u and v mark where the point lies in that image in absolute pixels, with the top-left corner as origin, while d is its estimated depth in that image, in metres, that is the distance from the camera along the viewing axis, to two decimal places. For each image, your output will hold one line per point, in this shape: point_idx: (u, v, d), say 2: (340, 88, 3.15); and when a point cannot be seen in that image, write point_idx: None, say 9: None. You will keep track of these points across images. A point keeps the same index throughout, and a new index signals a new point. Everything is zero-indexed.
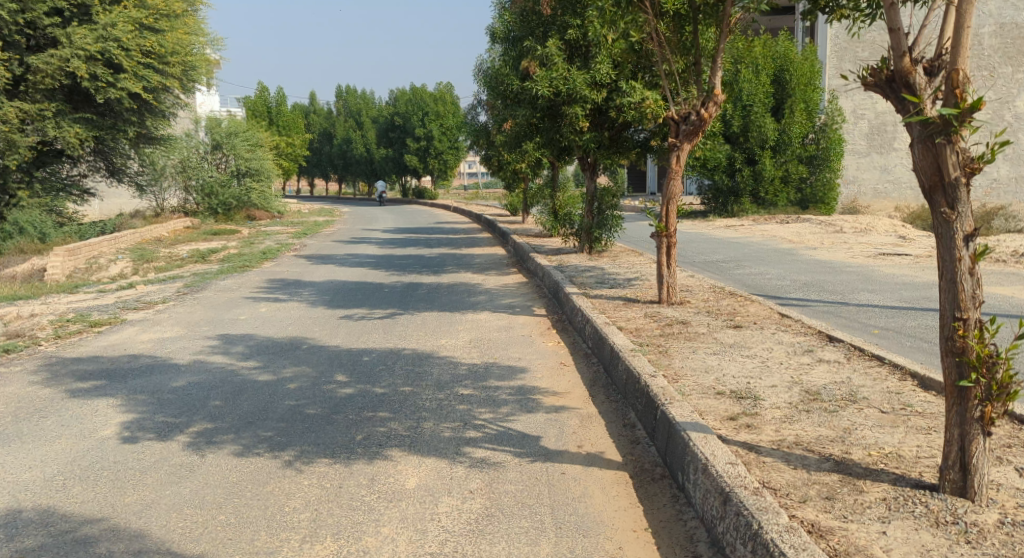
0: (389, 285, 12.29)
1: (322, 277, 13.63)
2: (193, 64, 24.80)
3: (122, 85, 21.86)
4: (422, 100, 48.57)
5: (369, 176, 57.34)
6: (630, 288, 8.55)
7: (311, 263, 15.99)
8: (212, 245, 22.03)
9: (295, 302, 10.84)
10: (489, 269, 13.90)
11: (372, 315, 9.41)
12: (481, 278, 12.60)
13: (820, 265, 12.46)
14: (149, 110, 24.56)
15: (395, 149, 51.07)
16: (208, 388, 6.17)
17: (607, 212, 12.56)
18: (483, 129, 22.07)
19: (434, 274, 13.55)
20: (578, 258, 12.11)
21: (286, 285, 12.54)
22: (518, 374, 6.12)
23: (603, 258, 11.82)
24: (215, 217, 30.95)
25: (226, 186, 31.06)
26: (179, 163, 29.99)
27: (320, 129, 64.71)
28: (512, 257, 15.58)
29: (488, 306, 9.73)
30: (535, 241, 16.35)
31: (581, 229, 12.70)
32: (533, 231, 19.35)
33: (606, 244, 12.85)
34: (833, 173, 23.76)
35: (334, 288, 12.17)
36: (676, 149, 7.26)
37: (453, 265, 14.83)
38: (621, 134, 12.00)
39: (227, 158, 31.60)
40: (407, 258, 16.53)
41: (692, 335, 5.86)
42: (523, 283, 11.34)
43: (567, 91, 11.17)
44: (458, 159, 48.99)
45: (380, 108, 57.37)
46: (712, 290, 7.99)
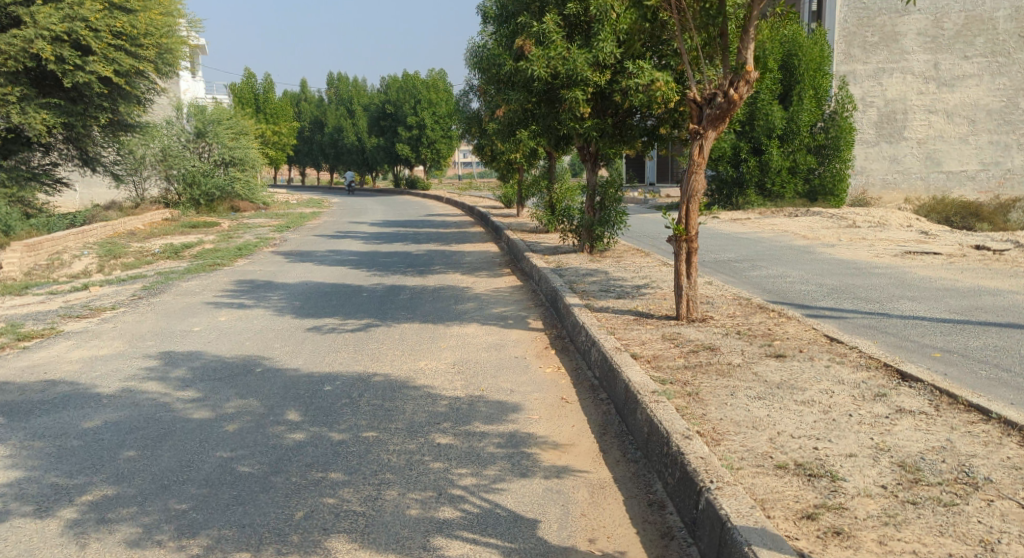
0: (368, 289, 11.13)
1: (297, 277, 12.49)
2: (168, 47, 23.54)
3: (91, 67, 20.63)
4: (414, 87, 47.27)
5: (361, 166, 56.12)
6: (641, 298, 7.37)
7: (289, 261, 14.84)
8: (187, 239, 20.82)
9: (260, 309, 9.68)
10: (480, 269, 12.73)
11: (343, 327, 8.24)
12: (470, 280, 11.43)
13: (844, 265, 11.27)
14: (123, 95, 23.23)
15: (387, 138, 49.81)
16: (125, 431, 5.01)
17: (610, 208, 11.43)
18: (476, 116, 20.91)
19: (420, 275, 12.38)
20: (579, 259, 10.94)
21: (255, 288, 11.37)
22: (509, 415, 4.94)
23: (606, 259, 10.65)
24: (197, 209, 29.73)
25: (209, 176, 29.85)
26: (160, 151, 28.59)
27: (311, 118, 63.35)
28: (506, 256, 14.40)
29: (475, 316, 8.57)
30: (531, 237, 15.22)
31: (582, 226, 11.51)
32: (528, 225, 18.20)
33: (608, 243, 11.66)
34: (843, 163, 22.64)
35: (307, 291, 11.02)
36: (699, 137, 6.07)
37: (441, 264, 13.68)
38: (626, 122, 10.83)
39: (209, 147, 30.34)
40: (392, 255, 15.38)
41: (724, 369, 4.67)
42: (516, 288, 10.17)
43: (566, 73, 9.98)
44: (451, 148, 47.74)
45: (372, 96, 56.08)
46: (737, 302, 6.81)
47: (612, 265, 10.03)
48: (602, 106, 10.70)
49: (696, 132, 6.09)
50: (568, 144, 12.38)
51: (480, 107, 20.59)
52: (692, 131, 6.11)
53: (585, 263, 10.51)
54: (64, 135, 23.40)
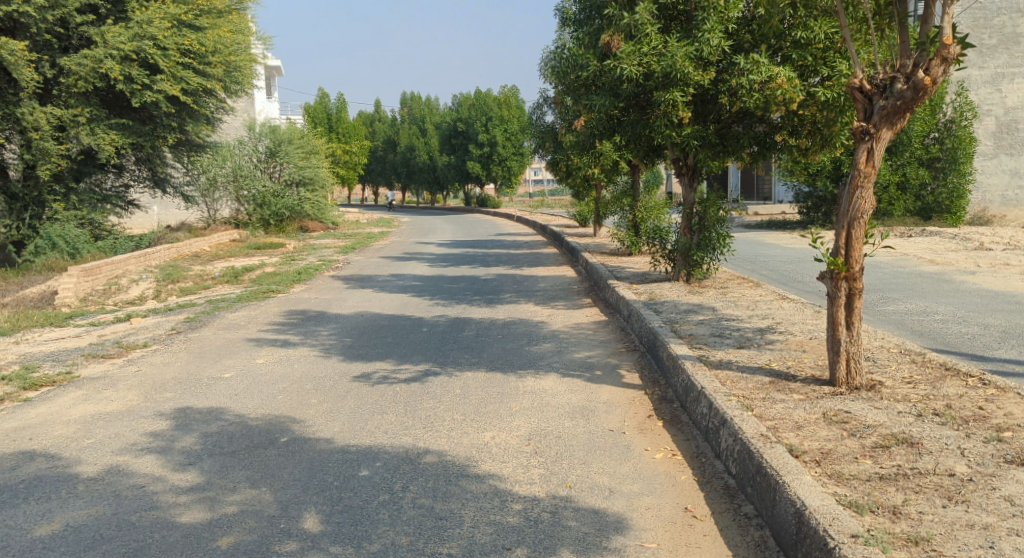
0: (429, 323, 9.77)
1: (354, 308, 11.21)
2: (237, 64, 22.71)
3: (159, 87, 19.81)
4: (486, 104, 46.31)
5: (432, 185, 55.36)
6: (770, 349, 5.77)
7: (349, 288, 13.61)
8: (250, 262, 19.87)
9: (305, 348, 8.37)
10: (557, 299, 11.23)
11: (395, 376, 6.84)
12: (547, 314, 9.94)
13: (998, 301, 9.38)
14: (191, 114, 22.43)
15: (458, 156, 48.81)
16: (86, 544, 3.66)
17: (712, 231, 9.73)
18: (552, 130, 19.55)
19: (490, 306, 10.94)
20: (675, 289, 9.34)
21: (305, 322, 10.10)
22: (612, 540, 3.43)
23: (707, 290, 9.05)
24: (266, 229, 29.09)
25: (280, 196, 29.21)
26: (231, 171, 28.24)
27: (384, 138, 62.94)
28: (585, 282, 12.85)
29: (555, 362, 7.08)
30: (613, 261, 13.70)
31: (677, 251, 9.86)
32: (609, 247, 16.64)
33: (707, 271, 9.96)
34: (962, 177, 20.44)
35: (362, 326, 9.70)
36: (869, 139, 4.48)
37: (514, 292, 12.26)
38: (731, 128, 9.20)
39: (280, 167, 29.68)
40: (460, 280, 14.04)
41: (949, 486, 3.19)
42: (601, 325, 8.65)
43: (663, 71, 8.49)
44: (523, 165, 46.64)
45: (444, 113, 55.44)
46: (910, 360, 5.24)
47: (718, 298, 8.40)
48: (704, 111, 9.13)
49: (864, 131, 4.51)
50: (659, 155, 10.81)
51: (555, 121, 19.22)
52: (858, 130, 4.53)
53: (682, 294, 8.93)
54: (134, 155, 22.80)
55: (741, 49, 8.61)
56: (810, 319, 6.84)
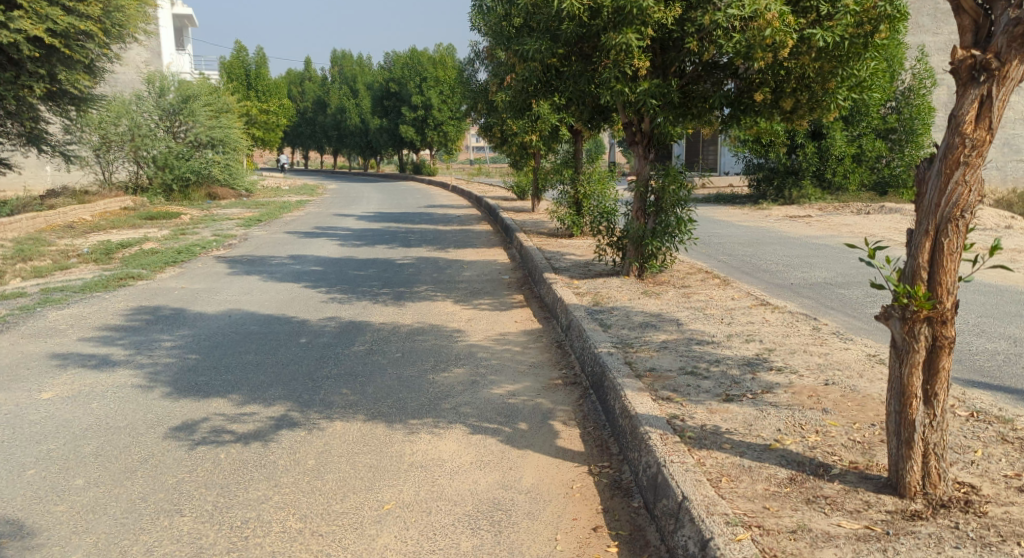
0: (310, 330, 7.64)
1: (224, 303, 9.01)
2: (118, 4, 19.87)
3: (17, 26, 17.08)
4: (419, 64, 43.69)
5: (364, 150, 52.44)
6: (775, 405, 3.86)
7: (232, 273, 11.38)
8: (131, 235, 17.29)
9: (124, 373, 6.20)
10: (479, 294, 9.21)
11: (228, 430, 4.75)
12: (464, 317, 7.90)
13: (1009, 301, 7.71)
14: (64, 62, 19.56)
15: (390, 119, 46.06)
16: None
17: (670, 213, 7.85)
18: (482, 91, 17.46)
19: (396, 304, 8.86)
20: (627, 289, 7.44)
21: (151, 326, 7.89)
22: None
23: (664, 291, 7.16)
24: (169, 196, 26.17)
25: (184, 158, 26.30)
26: (128, 130, 25.07)
27: (314, 98, 59.45)
28: (518, 271, 10.89)
29: (462, 401, 5.08)
30: (549, 244, 11.73)
31: (629, 239, 8.02)
32: (544, 224, 14.68)
33: (665, 262, 8.13)
34: (920, 150, 18.89)
35: (224, 335, 7.55)
36: (986, 78, 2.81)
37: (429, 281, 10.22)
38: (697, 86, 7.28)
39: (184, 126, 26.71)
40: (368, 265, 11.92)
41: None
42: (529, 338, 6.68)
43: (613, 5, 6.53)
44: (460, 130, 44.23)
45: (375, 73, 52.37)
46: (994, 434, 3.42)
47: (681, 303, 6.50)
48: (664, 63, 7.17)
49: (978, 67, 2.84)
50: (605, 120, 8.82)
51: (487, 79, 17.10)
52: (967, 66, 2.86)
53: (634, 296, 7.07)
54: None
55: None
56: (812, 340, 4.94)
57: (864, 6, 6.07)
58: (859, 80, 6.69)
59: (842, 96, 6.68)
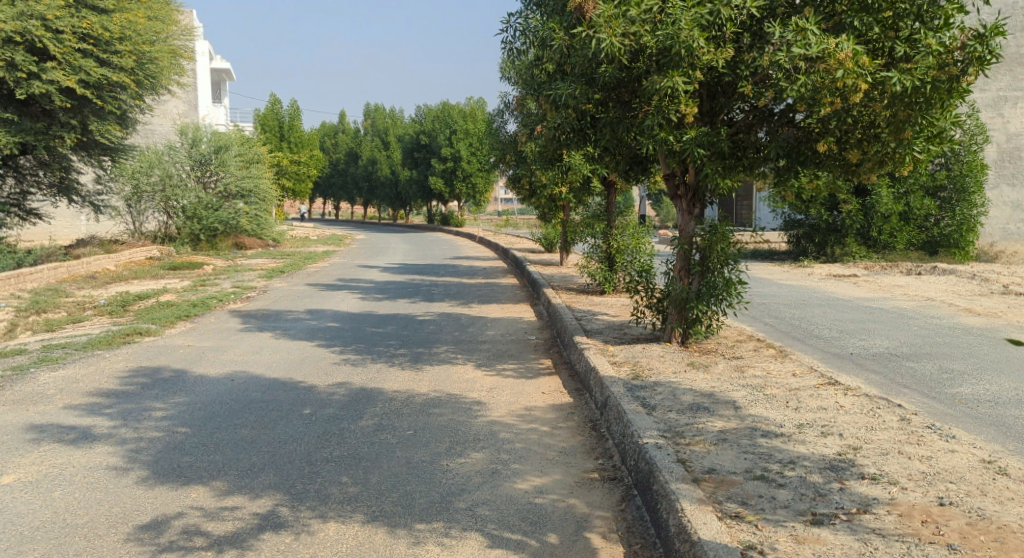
0: (316, 399, 6.89)
1: (229, 365, 8.33)
2: (152, 56, 19.79)
3: (50, 76, 16.94)
4: (450, 117, 43.67)
5: (394, 201, 52.42)
6: (878, 535, 3.02)
7: (244, 330, 10.75)
8: (151, 286, 16.81)
9: (102, 451, 5.50)
10: (504, 359, 8.41)
11: (201, 532, 4.00)
12: (486, 386, 7.10)
13: None
14: (95, 113, 19.36)
15: (420, 171, 45.98)
16: None
17: (718, 274, 7.05)
18: (512, 142, 16.91)
19: (413, 368, 8.09)
20: (671, 359, 6.61)
21: (145, 392, 7.22)
22: None
23: (713, 364, 6.32)
24: (197, 246, 25.76)
25: (214, 208, 25.94)
26: (159, 180, 24.87)
27: (347, 149, 59.85)
28: (547, 331, 10.10)
29: (480, 500, 4.28)
30: (580, 303, 10.95)
31: (671, 302, 7.24)
32: (574, 280, 13.92)
33: (712, 328, 7.31)
34: (973, 208, 17.74)
35: (221, 403, 6.82)
36: None
37: (451, 342, 9.49)
38: (749, 135, 6.53)
39: (214, 177, 26.25)
40: (387, 322, 11.23)
41: None
42: (559, 417, 5.87)
43: (656, 44, 5.85)
44: (489, 182, 43.96)
45: (406, 126, 52.57)
46: None
47: (735, 380, 5.65)
48: (712, 108, 6.47)
49: None
50: (644, 173, 8.09)
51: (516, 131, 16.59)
52: None
53: (678, 368, 6.24)
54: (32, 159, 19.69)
55: (772, 20, 5.99)
56: (904, 436, 4.08)
57: (947, 46, 5.43)
58: (937, 131, 5.91)
59: (918, 148, 5.90)
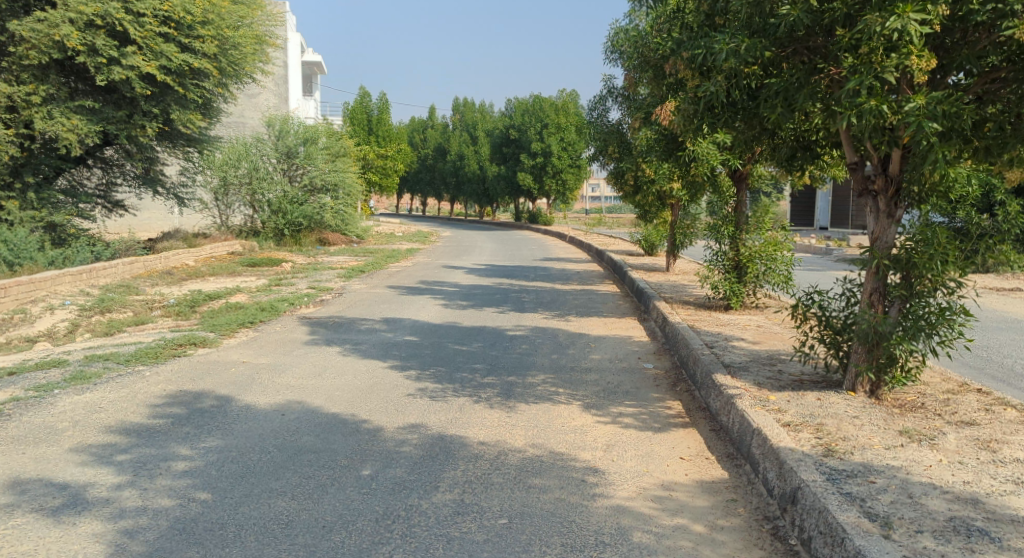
0: (381, 450, 5.30)
1: (282, 392, 6.81)
2: (235, 41, 18.49)
3: (130, 61, 15.77)
4: (541, 110, 41.97)
5: (480, 198, 51.12)
6: None
7: (311, 342, 9.29)
8: (226, 284, 15.58)
9: (87, 533, 4.02)
10: (618, 397, 6.63)
11: None
12: (600, 442, 5.38)
13: None
14: (178, 101, 17.94)
15: (508, 166, 44.52)
16: None
17: (924, 300, 5.20)
18: (617, 133, 15.06)
19: (503, 406, 6.41)
20: (869, 420, 4.75)
21: (175, 429, 5.76)
22: None
23: (939, 434, 4.44)
24: (281, 241, 24.69)
25: (298, 203, 24.81)
26: (247, 172, 23.90)
27: (435, 145, 58.91)
28: (666, 355, 8.30)
29: None
30: (704, 321, 9.08)
31: (856, 334, 5.41)
32: (688, 290, 12.02)
33: (914, 374, 5.41)
34: None
35: (262, 449, 5.30)
36: None
37: (551, 368, 7.78)
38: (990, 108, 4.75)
39: (300, 171, 25.22)
40: (475, 337, 9.60)
41: None
42: (718, 510, 4.11)
43: None
44: (578, 179, 42.14)
45: (495, 121, 51.18)
46: None
47: (993, 471, 3.80)
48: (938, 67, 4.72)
49: None
50: (812, 160, 6.24)
51: (623, 118, 14.69)
52: None
53: (889, 436, 4.39)
54: (121, 149, 18.68)
55: None
56: None
57: None
58: None
59: None
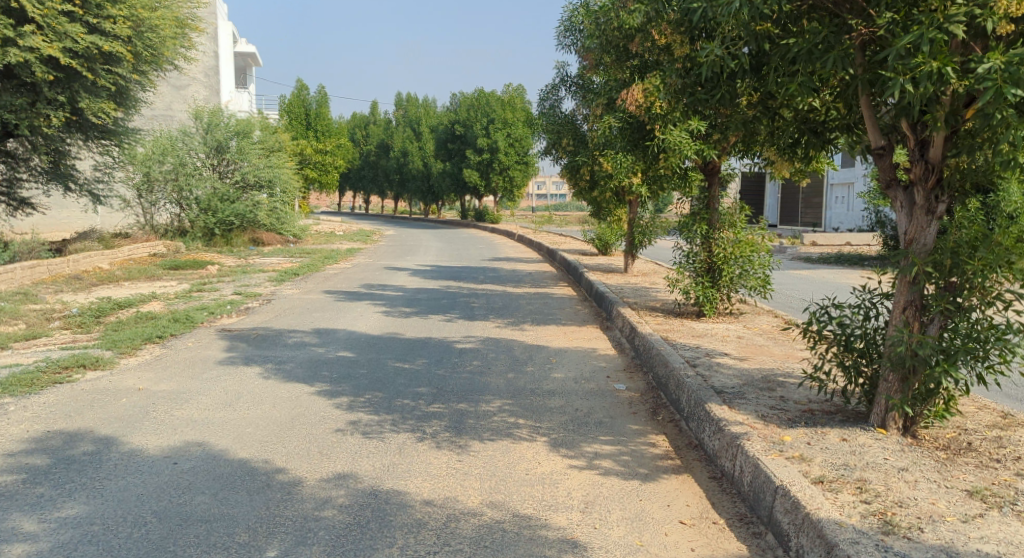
0: (295, 513, 4.08)
1: (177, 430, 5.50)
2: (152, 23, 16.76)
3: (27, 42, 14.04)
4: (488, 105, 40.85)
5: (425, 195, 49.72)
6: None
7: (226, 361, 7.94)
8: (141, 291, 14.00)
9: None
10: (592, 431, 5.50)
11: None
12: (577, 499, 4.26)
13: None
14: (87, 88, 16.14)
15: (453, 163, 43.27)
16: None
17: (973, 316, 4.25)
18: (571, 126, 14.04)
19: (453, 445, 5.23)
20: (923, 474, 3.75)
21: (26, 489, 4.44)
22: None
23: (1018, 497, 3.47)
24: (209, 242, 23.00)
25: (229, 200, 23.10)
26: (172, 167, 22.15)
27: (377, 141, 57.23)
28: (638, 372, 7.24)
29: None
30: (678, 332, 8.05)
31: (885, 357, 4.45)
32: (653, 294, 11.01)
33: (954, 407, 4.46)
34: None
35: (136, 517, 4.03)
36: None
37: (508, 392, 6.62)
38: None
39: (231, 166, 23.52)
40: (419, 353, 8.39)
41: None
42: None
43: None
44: (526, 176, 41.11)
45: (439, 116, 49.85)
46: None
47: None
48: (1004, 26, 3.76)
49: None
50: (822, 148, 5.19)
51: (578, 110, 13.65)
52: None
53: (957, 502, 3.41)
54: (24, 141, 16.88)
55: None
56: None
57: None
58: None
59: None
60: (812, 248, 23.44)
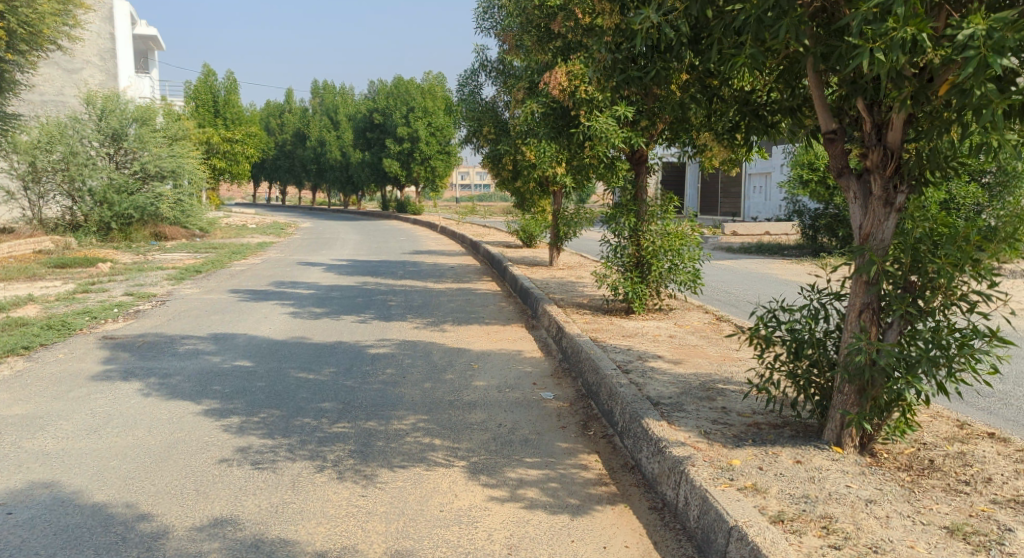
0: None
1: (22, 467, 4.63)
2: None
3: None
4: (407, 93, 39.79)
5: (344, 186, 48.31)
6: None
7: (101, 375, 7.01)
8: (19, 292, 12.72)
9: None
10: (516, 451, 4.88)
11: None
12: (499, 543, 3.64)
13: None
14: None
15: (372, 152, 42.07)
16: None
17: (935, 318, 3.80)
18: (491, 114, 13.38)
19: (357, 476, 4.54)
20: (893, 507, 3.26)
21: None
22: None
23: (1003, 533, 3.02)
24: (106, 237, 21.47)
25: (127, 192, 21.50)
26: (62, 157, 20.48)
27: (294, 129, 55.39)
28: (565, 377, 6.68)
29: None
30: (606, 332, 7.53)
31: (840, 365, 3.97)
32: (579, 289, 10.48)
33: (913, 419, 4.02)
34: None
35: None
36: None
37: (423, 405, 5.94)
38: None
39: (129, 156, 21.87)
40: (326, 360, 7.62)
41: None
42: None
43: None
44: (448, 166, 40.27)
45: (358, 104, 48.45)
46: None
47: None
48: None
49: None
50: (764, 133, 4.65)
51: (499, 96, 13.01)
52: None
53: (938, 544, 2.94)
54: None
55: None
56: None
57: None
58: None
59: None
60: (735, 237, 23.44)
